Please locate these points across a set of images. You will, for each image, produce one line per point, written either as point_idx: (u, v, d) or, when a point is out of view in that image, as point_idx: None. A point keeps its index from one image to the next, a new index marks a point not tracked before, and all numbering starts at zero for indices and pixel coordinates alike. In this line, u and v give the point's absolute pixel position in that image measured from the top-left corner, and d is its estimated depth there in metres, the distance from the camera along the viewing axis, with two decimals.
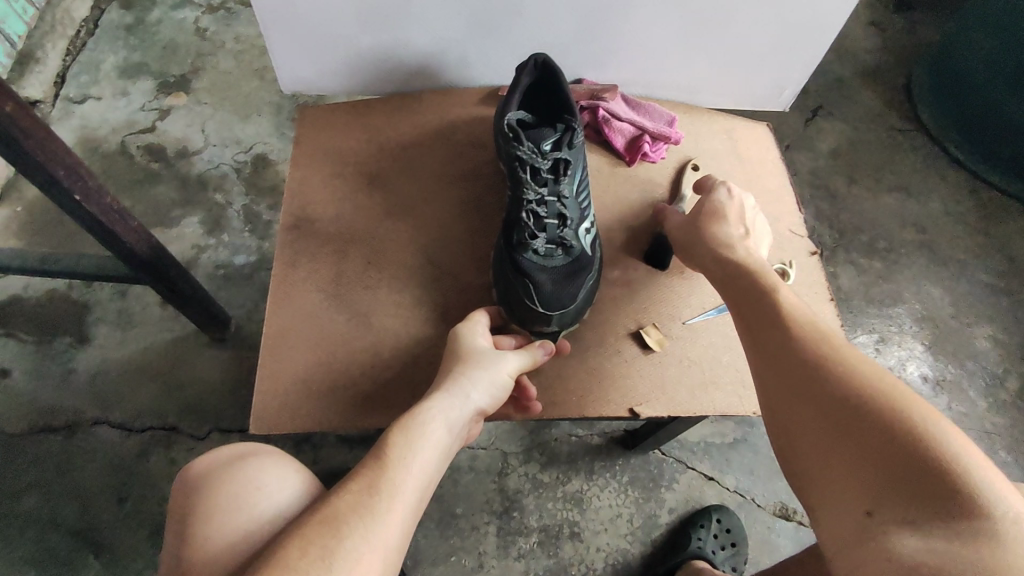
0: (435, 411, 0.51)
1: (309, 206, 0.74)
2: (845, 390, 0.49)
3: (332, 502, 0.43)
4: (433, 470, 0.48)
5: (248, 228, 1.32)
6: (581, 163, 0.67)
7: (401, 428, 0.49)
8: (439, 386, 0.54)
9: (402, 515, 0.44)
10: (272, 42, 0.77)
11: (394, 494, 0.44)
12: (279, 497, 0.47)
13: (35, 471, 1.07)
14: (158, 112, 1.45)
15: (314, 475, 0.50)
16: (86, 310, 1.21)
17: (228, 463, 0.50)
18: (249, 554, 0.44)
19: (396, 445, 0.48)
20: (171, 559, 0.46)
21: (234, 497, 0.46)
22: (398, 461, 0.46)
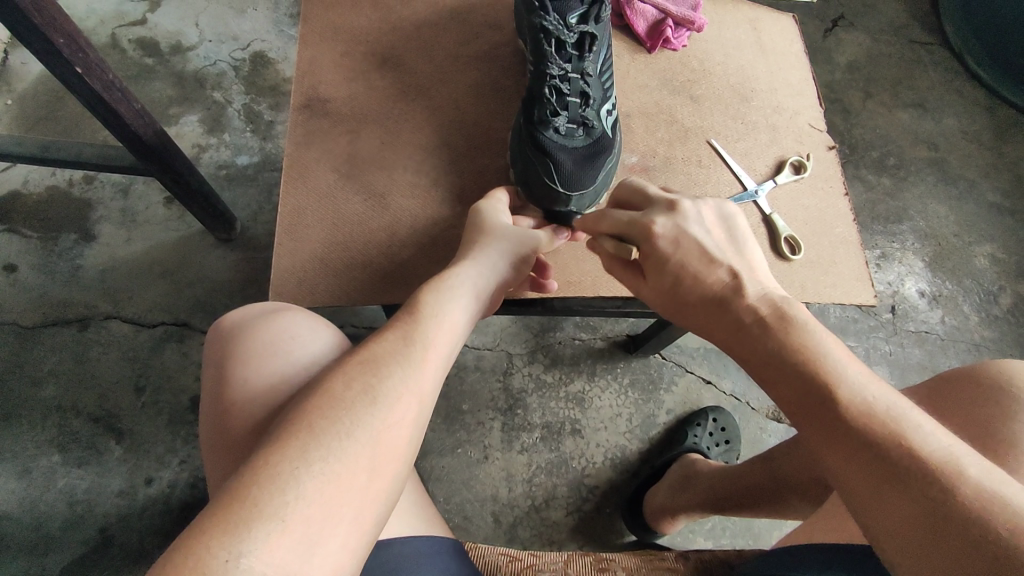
0: (460, 277, 0.53)
1: (320, 86, 0.72)
2: (791, 387, 0.44)
3: (372, 347, 0.45)
4: (459, 330, 0.50)
5: (250, 128, 1.29)
6: (605, 41, 0.68)
7: (430, 288, 0.51)
8: (462, 257, 0.56)
9: (435, 364, 0.46)
10: None
11: (429, 345, 0.46)
12: (314, 346, 0.49)
13: (51, 362, 1.09)
14: (149, 4, 1.38)
15: (343, 335, 0.52)
16: (89, 208, 1.20)
17: (260, 316, 0.51)
18: (288, 393, 0.46)
19: (428, 303, 0.50)
20: (209, 402, 0.47)
21: (269, 344, 0.48)
22: (431, 315, 0.49)
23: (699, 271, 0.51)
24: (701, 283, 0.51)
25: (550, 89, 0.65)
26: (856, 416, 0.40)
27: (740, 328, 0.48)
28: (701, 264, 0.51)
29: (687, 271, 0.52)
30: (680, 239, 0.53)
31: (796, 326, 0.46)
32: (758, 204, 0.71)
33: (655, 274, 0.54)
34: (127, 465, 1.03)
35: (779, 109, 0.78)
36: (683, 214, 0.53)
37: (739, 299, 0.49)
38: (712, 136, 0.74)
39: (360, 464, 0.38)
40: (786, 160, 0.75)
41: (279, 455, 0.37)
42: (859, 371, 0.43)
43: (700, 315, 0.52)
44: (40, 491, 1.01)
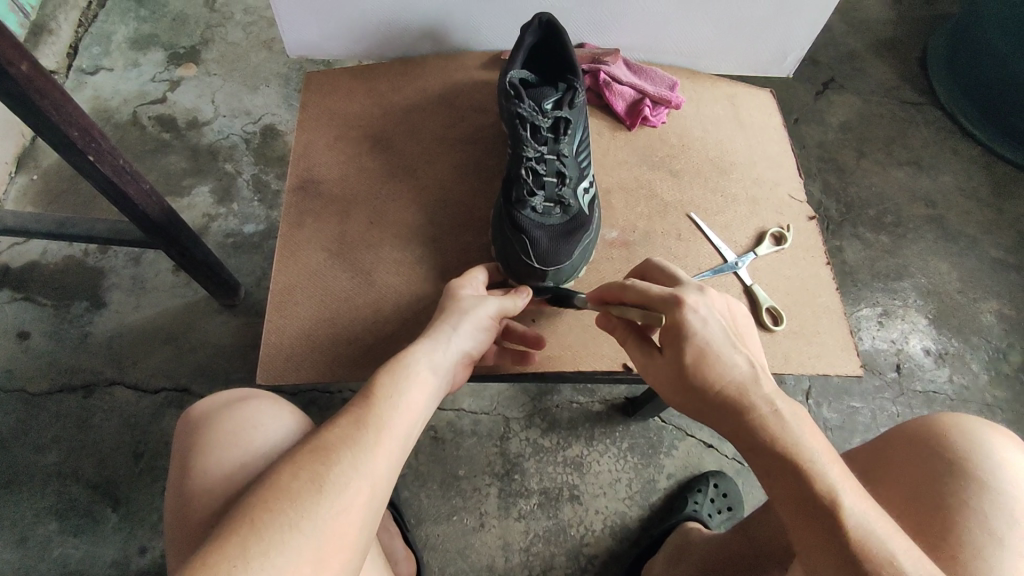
0: (421, 354, 0.53)
1: (313, 169, 0.76)
2: (787, 500, 0.47)
3: (325, 433, 0.46)
4: (422, 409, 0.51)
5: (257, 198, 1.35)
6: (581, 122, 0.70)
7: (388, 368, 0.51)
8: (426, 330, 0.56)
9: (390, 446, 0.46)
10: (278, 6, 0.76)
11: (383, 428, 0.47)
12: (274, 433, 0.51)
13: (55, 428, 1.11)
14: (169, 83, 1.47)
15: (306, 418, 0.55)
16: (102, 276, 1.24)
17: (226, 406, 0.54)
18: (249, 480, 0.48)
19: (382, 384, 0.49)
20: (173, 491, 0.49)
21: (232, 435, 0.50)
22: (385, 398, 0.49)
23: (717, 359, 0.51)
24: (715, 371, 0.51)
25: (526, 170, 0.67)
26: (849, 533, 0.44)
27: (746, 417, 0.49)
28: (721, 351, 0.51)
29: (710, 350, 0.51)
30: (705, 322, 0.52)
31: (799, 432, 0.48)
32: (739, 275, 0.72)
33: (673, 348, 0.52)
34: (121, 534, 1.04)
35: (759, 180, 0.79)
36: (701, 294, 0.53)
37: (752, 393, 0.50)
38: (692, 209, 0.76)
39: (304, 557, 0.39)
40: (767, 231, 0.76)
41: (221, 555, 0.38)
42: (862, 495, 0.47)
43: (703, 401, 0.51)
44: (35, 561, 1.01)
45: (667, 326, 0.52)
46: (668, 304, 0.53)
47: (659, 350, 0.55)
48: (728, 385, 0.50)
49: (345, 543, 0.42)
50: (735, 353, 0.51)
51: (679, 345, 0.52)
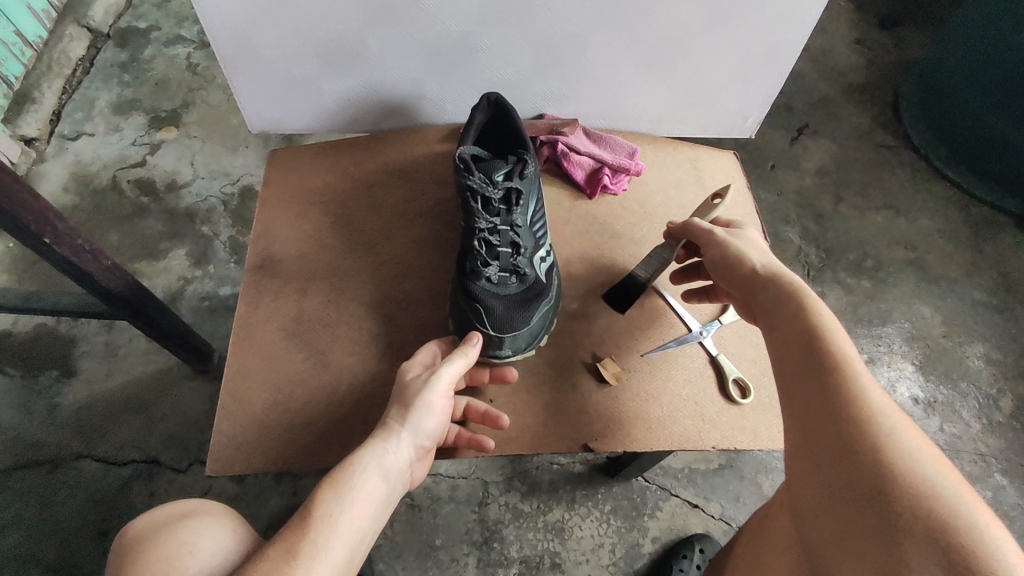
0: (367, 463, 0.51)
1: (273, 247, 0.76)
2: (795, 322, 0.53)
3: (254, 566, 0.43)
4: (365, 523, 0.49)
5: (234, 259, 1.34)
6: (533, 193, 0.69)
7: (330, 483, 0.49)
8: (375, 432, 0.54)
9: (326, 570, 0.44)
10: (237, 86, 0.77)
11: (317, 554, 0.44)
12: (210, 557, 0.50)
13: (18, 506, 1.08)
14: (149, 147, 1.49)
15: (247, 534, 0.54)
16: (73, 345, 1.23)
17: (165, 527, 0.53)
18: None
19: (322, 503, 0.47)
20: None
21: (166, 562, 0.49)
22: (323, 518, 0.46)
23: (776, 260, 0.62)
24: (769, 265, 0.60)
25: (479, 241, 0.66)
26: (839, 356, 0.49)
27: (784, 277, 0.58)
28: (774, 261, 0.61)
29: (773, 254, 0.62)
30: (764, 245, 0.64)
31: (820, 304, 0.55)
32: (704, 344, 0.70)
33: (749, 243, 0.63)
34: None
35: None
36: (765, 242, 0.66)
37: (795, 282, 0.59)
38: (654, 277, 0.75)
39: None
40: None
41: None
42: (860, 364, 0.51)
43: (754, 286, 0.58)
44: None
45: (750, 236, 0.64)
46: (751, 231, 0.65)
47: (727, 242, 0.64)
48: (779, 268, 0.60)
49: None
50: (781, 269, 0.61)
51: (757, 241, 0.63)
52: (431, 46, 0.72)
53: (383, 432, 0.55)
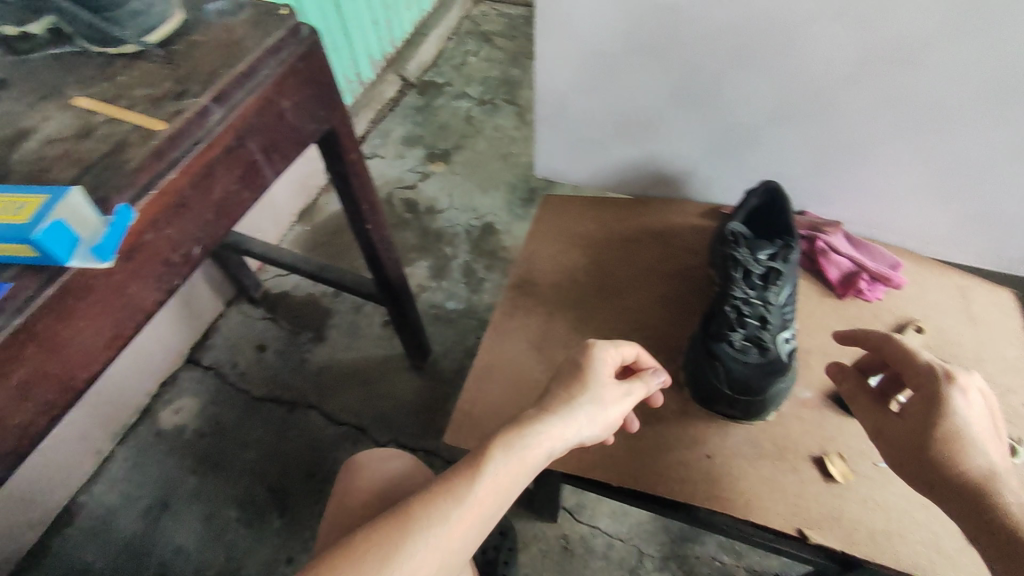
0: (533, 434, 0.55)
1: (533, 272, 0.88)
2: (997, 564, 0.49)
3: (418, 498, 0.51)
4: (523, 478, 0.53)
5: (464, 280, 1.54)
6: (793, 278, 0.71)
7: (498, 441, 0.54)
8: (557, 404, 0.57)
9: (476, 509, 0.51)
10: (542, 136, 0.92)
11: (469, 508, 0.50)
12: None
13: (260, 430, 1.34)
14: (422, 175, 1.79)
15: None
16: (329, 316, 1.50)
17: None
18: None
19: (487, 459, 0.53)
20: None
21: None
22: (483, 476, 0.52)
23: (970, 439, 0.54)
24: (963, 455, 0.53)
25: (731, 308, 0.70)
26: None
27: (961, 484, 0.53)
28: (972, 438, 0.54)
29: (963, 428, 0.54)
30: (964, 405, 0.55)
31: None
32: None
33: (921, 415, 0.56)
34: (279, 538, 1.21)
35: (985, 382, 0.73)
36: (974, 383, 0.56)
37: (998, 482, 0.52)
38: None
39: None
40: None
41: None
42: None
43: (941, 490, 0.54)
44: (211, 538, 1.22)
45: (923, 398, 0.57)
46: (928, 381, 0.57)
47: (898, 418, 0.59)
48: (964, 458, 0.53)
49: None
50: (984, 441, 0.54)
51: (932, 414, 0.55)
52: (720, 131, 0.80)
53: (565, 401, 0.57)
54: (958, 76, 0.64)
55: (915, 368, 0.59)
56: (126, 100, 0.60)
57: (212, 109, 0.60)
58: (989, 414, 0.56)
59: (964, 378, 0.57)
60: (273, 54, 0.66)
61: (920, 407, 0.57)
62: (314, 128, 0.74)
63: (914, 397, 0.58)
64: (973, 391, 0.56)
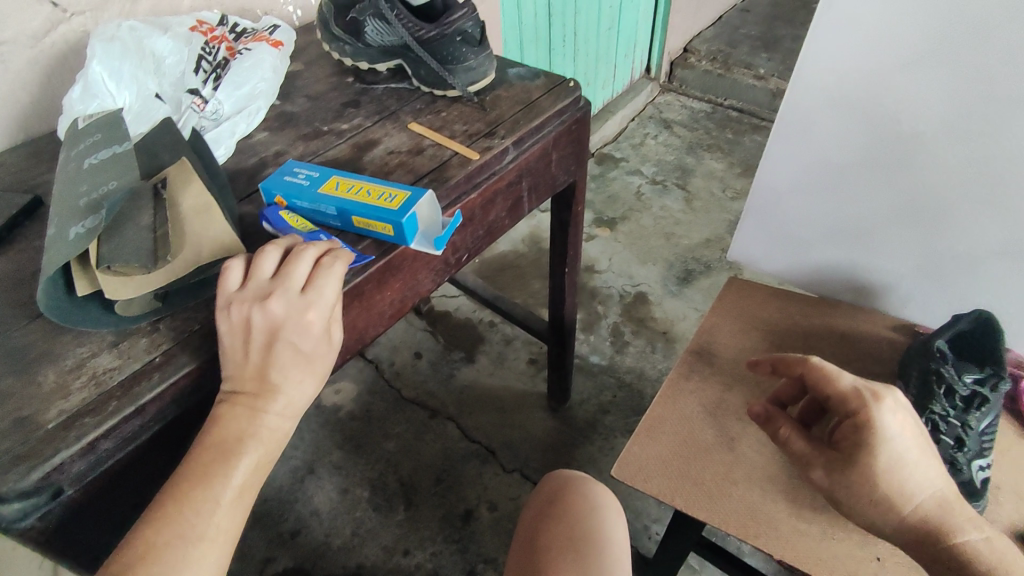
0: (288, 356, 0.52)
1: (713, 344, 0.94)
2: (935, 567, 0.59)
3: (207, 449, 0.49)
4: (286, 422, 0.52)
5: (610, 339, 1.62)
6: (998, 409, 0.73)
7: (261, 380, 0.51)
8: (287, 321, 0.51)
9: (254, 456, 0.50)
10: (745, 223, 1.01)
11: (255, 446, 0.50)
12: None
13: (403, 427, 1.47)
14: (586, 235, 1.92)
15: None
16: (481, 342, 1.64)
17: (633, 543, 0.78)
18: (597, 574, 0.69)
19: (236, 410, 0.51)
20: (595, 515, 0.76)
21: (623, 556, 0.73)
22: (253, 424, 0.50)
23: (901, 463, 0.60)
24: (892, 481, 0.60)
25: (926, 420, 0.73)
26: None
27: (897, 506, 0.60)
28: (907, 462, 0.60)
29: (896, 454, 0.60)
30: (893, 427, 0.61)
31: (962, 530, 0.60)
32: None
33: (853, 445, 0.62)
34: (400, 529, 1.30)
35: None
36: (899, 401, 0.62)
37: (940, 501, 0.61)
38: None
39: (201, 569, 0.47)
40: None
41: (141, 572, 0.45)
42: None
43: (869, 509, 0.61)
44: (343, 510, 1.34)
45: (857, 426, 0.62)
46: (860, 405, 0.62)
47: (831, 448, 0.64)
48: (889, 482, 0.60)
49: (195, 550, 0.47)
50: (910, 457, 0.61)
51: (870, 449, 0.60)
52: (931, 255, 0.84)
53: (286, 339, 0.51)
54: None
55: (845, 393, 0.63)
56: (448, 131, 0.76)
57: (509, 150, 0.75)
58: (913, 424, 0.62)
59: (888, 397, 0.63)
60: (558, 116, 0.80)
61: (857, 438, 0.62)
62: (564, 179, 0.87)
63: (848, 426, 0.63)
64: (898, 409, 0.62)
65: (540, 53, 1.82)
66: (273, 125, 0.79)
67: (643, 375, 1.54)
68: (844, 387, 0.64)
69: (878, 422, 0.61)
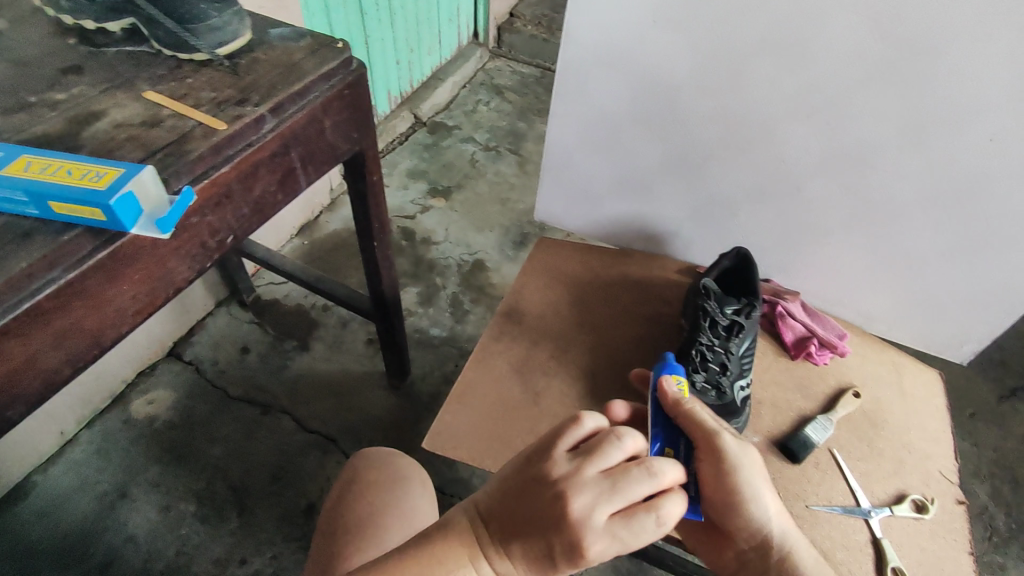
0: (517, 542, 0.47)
1: (521, 303, 0.95)
2: None
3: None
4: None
5: (450, 310, 1.61)
6: (752, 333, 0.81)
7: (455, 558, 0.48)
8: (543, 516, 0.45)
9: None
10: (545, 183, 1.03)
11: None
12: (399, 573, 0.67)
13: (231, 429, 1.36)
14: (422, 207, 1.88)
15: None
16: (315, 328, 1.55)
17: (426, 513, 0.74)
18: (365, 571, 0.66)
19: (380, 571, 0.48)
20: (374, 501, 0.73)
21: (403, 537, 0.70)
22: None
23: (763, 508, 0.61)
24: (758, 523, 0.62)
25: (696, 351, 0.81)
26: None
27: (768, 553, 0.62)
28: (767, 508, 0.61)
29: (761, 501, 0.61)
30: (752, 476, 0.60)
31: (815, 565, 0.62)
32: (870, 525, 0.71)
33: (727, 490, 0.60)
34: (234, 538, 1.21)
35: (909, 447, 0.79)
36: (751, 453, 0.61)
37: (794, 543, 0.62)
38: (835, 447, 0.78)
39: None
40: (908, 495, 0.74)
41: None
42: None
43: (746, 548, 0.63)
44: (165, 530, 1.21)
45: (725, 476, 0.60)
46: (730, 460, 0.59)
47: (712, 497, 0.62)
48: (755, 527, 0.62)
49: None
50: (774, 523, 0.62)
51: (736, 493, 0.60)
52: (701, 200, 0.91)
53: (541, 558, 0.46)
54: (810, 147, 0.79)
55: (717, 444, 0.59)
56: (192, 100, 0.68)
57: (266, 118, 0.68)
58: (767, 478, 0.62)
59: (745, 452, 0.61)
60: (325, 80, 0.75)
61: (729, 487, 0.60)
62: (346, 148, 0.82)
63: (724, 476, 0.60)
64: (752, 460, 0.61)
65: (351, 17, 1.69)
66: None
67: None
68: (709, 436, 0.59)
69: (741, 470, 0.59)
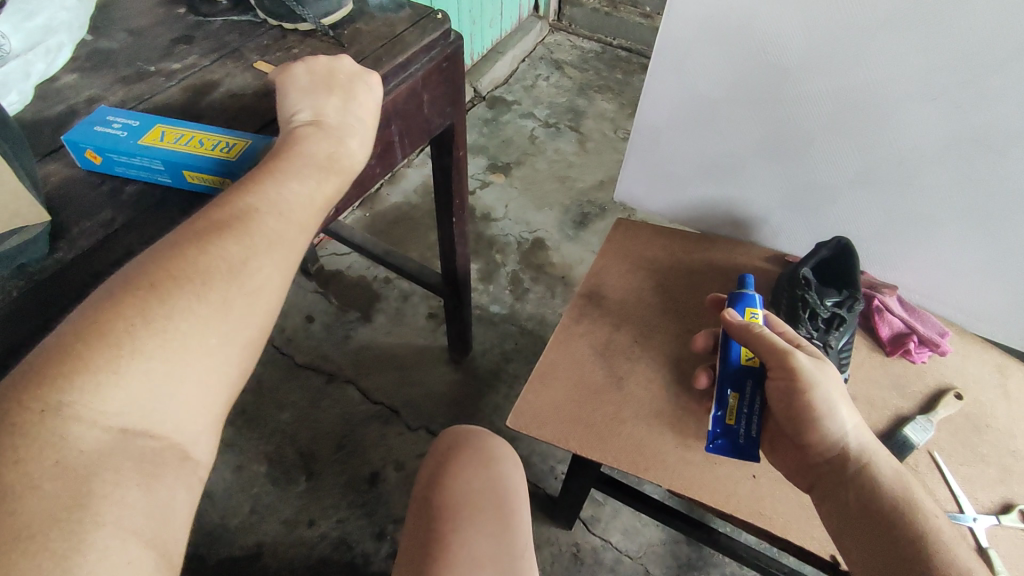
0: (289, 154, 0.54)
1: (602, 286, 0.94)
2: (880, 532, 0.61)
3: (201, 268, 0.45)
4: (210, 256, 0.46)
5: (509, 288, 1.61)
6: (854, 327, 0.80)
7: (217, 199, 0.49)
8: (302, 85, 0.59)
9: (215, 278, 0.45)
10: (629, 163, 1.00)
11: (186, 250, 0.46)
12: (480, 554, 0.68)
13: (298, 395, 1.40)
14: (481, 183, 1.87)
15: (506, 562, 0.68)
16: (377, 300, 1.57)
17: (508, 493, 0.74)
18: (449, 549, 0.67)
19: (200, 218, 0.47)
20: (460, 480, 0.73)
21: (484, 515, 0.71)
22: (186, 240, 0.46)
23: (834, 418, 0.65)
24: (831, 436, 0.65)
25: None
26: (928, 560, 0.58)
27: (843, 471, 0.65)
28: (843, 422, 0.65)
29: (833, 412, 0.65)
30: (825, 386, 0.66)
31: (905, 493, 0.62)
32: (974, 532, 0.69)
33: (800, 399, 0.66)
34: (302, 500, 1.25)
35: (1016, 454, 0.76)
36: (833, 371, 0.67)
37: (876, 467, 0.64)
38: (935, 450, 0.75)
39: (109, 430, 0.39)
40: (1015, 505, 0.72)
41: (37, 398, 0.37)
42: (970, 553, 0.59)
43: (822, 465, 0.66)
44: (238, 490, 1.26)
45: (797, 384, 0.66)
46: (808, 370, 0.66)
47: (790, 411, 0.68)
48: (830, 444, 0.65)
49: (141, 429, 0.40)
50: (862, 442, 0.65)
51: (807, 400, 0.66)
52: (799, 185, 0.87)
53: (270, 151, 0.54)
54: (922, 128, 0.74)
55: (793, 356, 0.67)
56: None
57: None
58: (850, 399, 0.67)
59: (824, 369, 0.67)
60: (426, 51, 0.73)
61: (795, 394, 0.67)
62: (440, 122, 0.81)
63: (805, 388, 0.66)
64: (829, 376, 0.67)
65: None
66: (84, 66, 0.67)
67: (544, 321, 1.55)
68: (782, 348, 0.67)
69: (817, 381, 0.66)
